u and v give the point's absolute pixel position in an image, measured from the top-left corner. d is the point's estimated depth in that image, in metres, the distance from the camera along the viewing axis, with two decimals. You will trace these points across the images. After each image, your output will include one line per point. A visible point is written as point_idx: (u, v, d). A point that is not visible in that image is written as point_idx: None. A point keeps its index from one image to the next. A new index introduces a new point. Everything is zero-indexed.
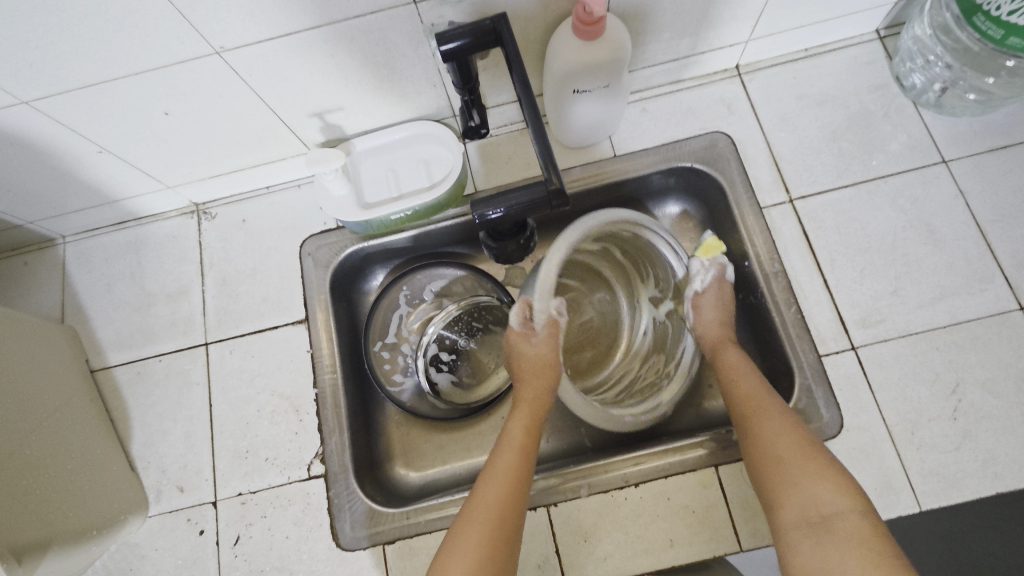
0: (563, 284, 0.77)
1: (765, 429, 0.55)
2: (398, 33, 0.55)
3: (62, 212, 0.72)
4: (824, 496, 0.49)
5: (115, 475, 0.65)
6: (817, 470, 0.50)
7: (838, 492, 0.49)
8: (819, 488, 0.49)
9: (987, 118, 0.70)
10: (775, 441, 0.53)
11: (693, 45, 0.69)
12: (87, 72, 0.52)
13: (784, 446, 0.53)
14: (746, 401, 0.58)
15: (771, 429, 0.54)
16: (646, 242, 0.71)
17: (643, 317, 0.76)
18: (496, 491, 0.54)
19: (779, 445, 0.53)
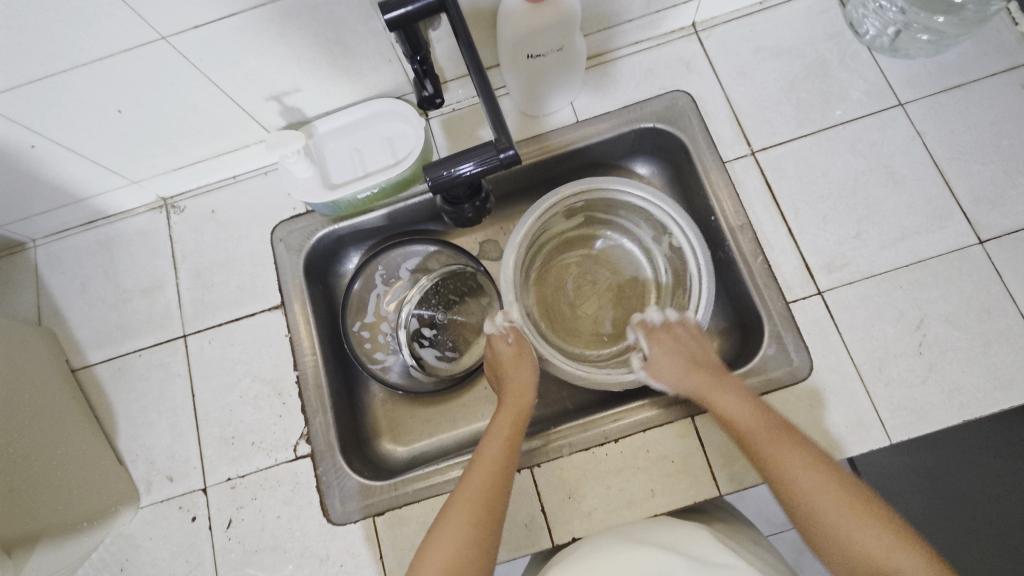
0: (564, 264, 0.78)
1: (807, 490, 0.51)
2: (345, 7, 0.55)
3: (29, 215, 0.72)
4: (895, 558, 0.46)
5: (104, 469, 0.66)
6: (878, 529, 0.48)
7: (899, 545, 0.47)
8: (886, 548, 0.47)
9: (941, 59, 0.71)
10: (823, 507, 0.50)
11: (647, 4, 0.69)
12: (32, 65, 0.52)
13: (834, 509, 0.49)
14: (772, 459, 0.53)
15: (815, 490, 0.51)
16: (606, 196, 0.72)
17: (658, 257, 0.76)
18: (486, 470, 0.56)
19: (828, 508, 0.50)
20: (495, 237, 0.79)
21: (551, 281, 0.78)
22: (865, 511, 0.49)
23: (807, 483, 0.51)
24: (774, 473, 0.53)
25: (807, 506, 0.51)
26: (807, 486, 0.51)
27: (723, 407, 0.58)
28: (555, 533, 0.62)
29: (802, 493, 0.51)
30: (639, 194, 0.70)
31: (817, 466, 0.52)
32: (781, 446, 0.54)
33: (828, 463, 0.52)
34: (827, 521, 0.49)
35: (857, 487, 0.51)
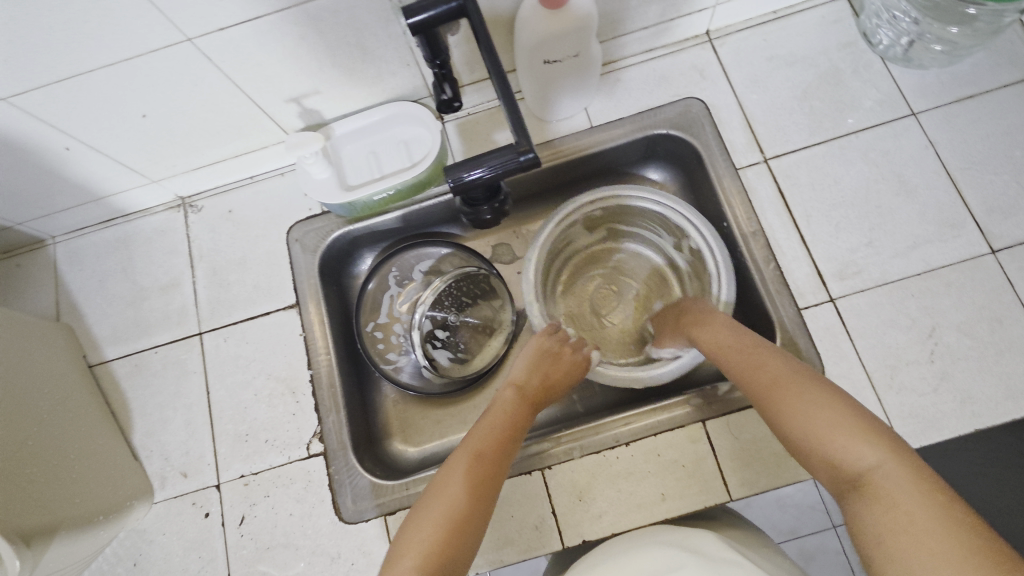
0: (589, 279, 0.79)
1: (779, 402, 0.49)
2: (367, 11, 0.56)
3: (51, 212, 0.73)
4: (860, 456, 0.43)
5: (119, 464, 0.67)
6: (852, 430, 0.45)
7: (871, 446, 0.43)
8: (854, 448, 0.44)
9: (954, 69, 0.72)
10: (798, 410, 0.48)
11: (662, 12, 0.70)
12: (61, 64, 0.53)
13: (806, 420, 0.47)
14: (748, 376, 0.53)
15: (785, 402, 0.49)
16: (620, 206, 0.73)
17: (683, 263, 0.76)
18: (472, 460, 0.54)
19: (801, 414, 0.47)
20: (507, 240, 0.80)
21: (575, 296, 0.79)
22: (845, 419, 0.45)
23: (798, 402, 0.48)
24: (752, 384, 0.52)
25: (777, 415, 0.49)
26: (777, 399, 0.50)
27: (717, 344, 0.57)
28: (566, 535, 0.63)
29: (781, 410, 0.49)
30: (651, 199, 0.71)
31: (796, 380, 0.50)
32: (757, 361, 0.53)
33: (820, 380, 0.49)
34: (799, 427, 0.47)
35: (842, 397, 0.47)
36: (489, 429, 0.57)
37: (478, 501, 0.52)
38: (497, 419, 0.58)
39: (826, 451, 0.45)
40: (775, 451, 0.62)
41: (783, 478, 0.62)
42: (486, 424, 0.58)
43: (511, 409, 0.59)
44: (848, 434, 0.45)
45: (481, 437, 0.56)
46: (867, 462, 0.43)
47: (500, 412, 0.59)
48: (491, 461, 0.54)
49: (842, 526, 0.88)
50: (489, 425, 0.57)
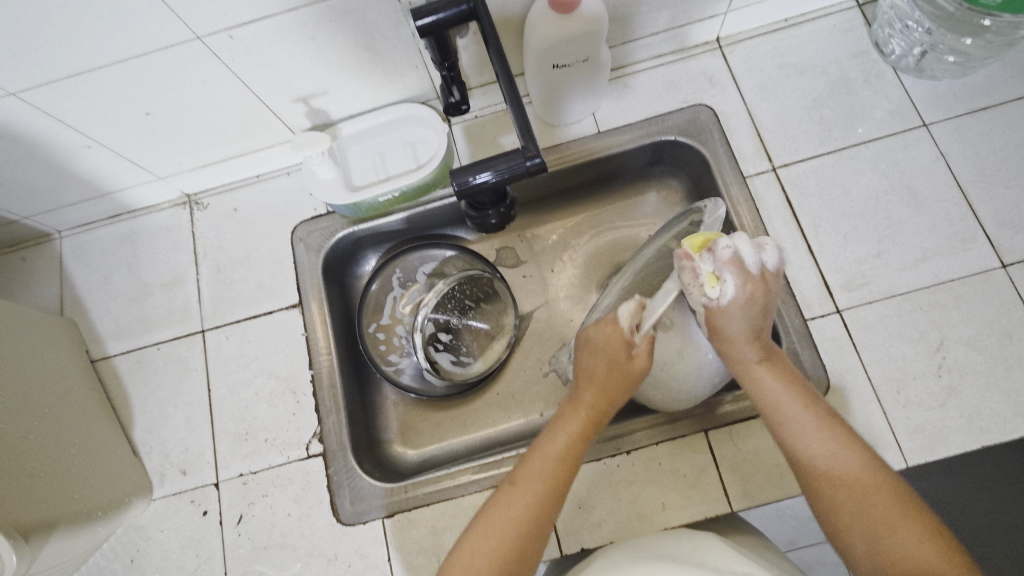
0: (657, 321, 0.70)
1: (819, 457, 0.49)
2: (377, 13, 0.56)
3: (57, 207, 0.73)
4: (892, 529, 0.44)
5: (119, 460, 0.67)
6: (881, 493, 0.45)
7: (902, 517, 0.44)
8: (889, 518, 0.44)
9: (968, 80, 0.71)
10: (836, 468, 0.48)
11: (672, 18, 0.69)
12: (71, 60, 0.53)
13: (843, 482, 0.47)
14: (786, 419, 0.51)
15: (824, 454, 0.48)
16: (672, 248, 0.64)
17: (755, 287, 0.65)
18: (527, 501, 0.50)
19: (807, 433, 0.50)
20: (512, 244, 0.80)
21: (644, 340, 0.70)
22: (882, 484, 0.46)
23: (815, 441, 0.49)
24: (787, 433, 0.51)
25: (816, 467, 0.49)
26: (813, 448, 0.49)
27: (760, 381, 0.54)
28: (564, 543, 0.62)
29: (815, 447, 0.49)
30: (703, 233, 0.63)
31: (833, 434, 0.49)
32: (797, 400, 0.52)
33: (855, 438, 0.49)
34: (836, 489, 0.47)
35: (877, 459, 0.48)
36: (544, 463, 0.52)
37: (531, 546, 0.49)
38: (553, 452, 0.53)
39: (854, 513, 0.46)
40: (778, 463, 0.62)
41: (785, 490, 0.61)
42: (540, 458, 0.53)
43: (570, 438, 0.54)
44: (882, 503, 0.45)
45: (536, 477, 0.51)
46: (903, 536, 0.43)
47: (557, 443, 0.54)
48: (537, 504, 0.50)
49: None
50: (545, 459, 0.53)
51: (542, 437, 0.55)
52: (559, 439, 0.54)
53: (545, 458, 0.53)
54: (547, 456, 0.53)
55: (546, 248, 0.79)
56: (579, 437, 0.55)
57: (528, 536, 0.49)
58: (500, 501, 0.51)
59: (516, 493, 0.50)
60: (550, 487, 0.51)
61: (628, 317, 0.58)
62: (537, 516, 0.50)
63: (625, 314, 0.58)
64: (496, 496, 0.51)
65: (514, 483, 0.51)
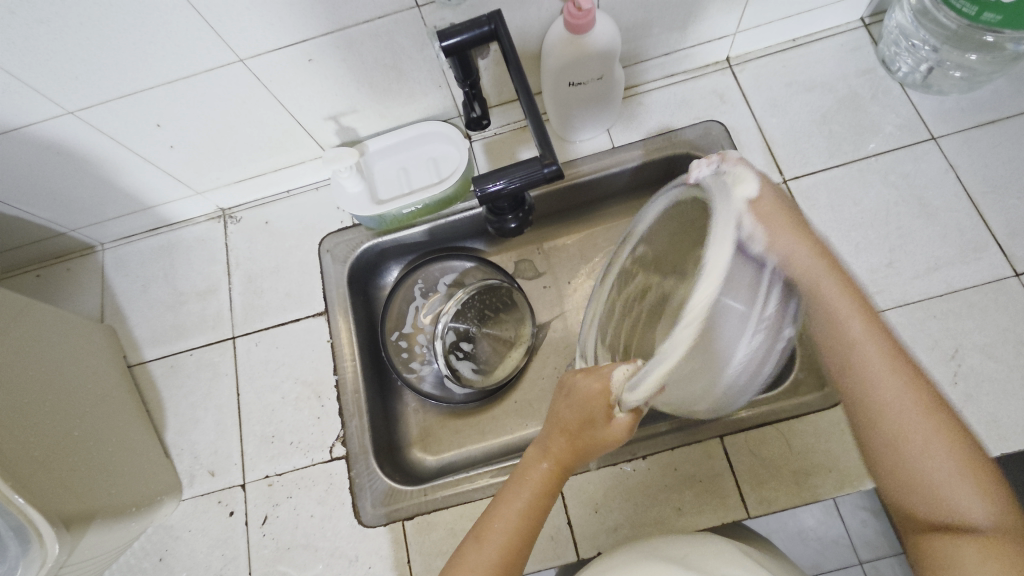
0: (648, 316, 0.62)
1: (893, 404, 0.44)
2: (404, 36, 0.60)
3: (102, 220, 0.78)
4: (964, 497, 0.41)
5: (152, 460, 0.69)
6: (962, 467, 0.42)
7: (965, 477, 0.41)
8: (959, 485, 0.41)
9: (974, 95, 0.73)
10: (907, 428, 0.43)
11: (683, 39, 0.73)
12: (126, 81, 0.58)
13: (913, 439, 0.43)
14: (860, 378, 0.46)
15: (899, 414, 0.44)
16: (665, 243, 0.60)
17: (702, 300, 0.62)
18: (500, 547, 0.50)
19: (893, 405, 0.44)
20: (530, 256, 0.83)
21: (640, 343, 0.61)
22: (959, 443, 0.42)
23: (901, 411, 0.44)
24: (852, 376, 0.47)
25: (880, 419, 0.45)
26: (884, 393, 0.45)
27: (817, 296, 0.50)
28: (580, 546, 0.63)
29: (890, 419, 0.44)
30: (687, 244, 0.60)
31: (911, 382, 0.45)
32: (871, 349, 0.47)
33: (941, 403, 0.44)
34: (898, 440, 0.44)
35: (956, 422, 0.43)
36: (506, 520, 0.51)
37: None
38: (517, 509, 0.51)
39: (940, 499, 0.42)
40: (795, 469, 0.62)
41: (802, 496, 0.61)
42: (505, 518, 0.51)
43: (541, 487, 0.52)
44: (965, 482, 0.41)
45: (504, 528, 0.51)
46: (977, 513, 0.41)
47: (519, 499, 0.52)
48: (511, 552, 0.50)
49: (868, 563, 0.85)
50: (510, 517, 0.51)
51: (505, 492, 0.53)
52: (530, 488, 0.52)
53: (511, 517, 0.51)
54: (518, 505, 0.52)
55: (563, 259, 0.82)
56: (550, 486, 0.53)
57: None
58: (469, 548, 0.50)
59: (482, 549, 0.49)
60: (515, 544, 0.50)
61: (621, 379, 0.46)
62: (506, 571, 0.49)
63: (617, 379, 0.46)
64: (470, 539, 0.51)
65: (477, 541, 0.51)
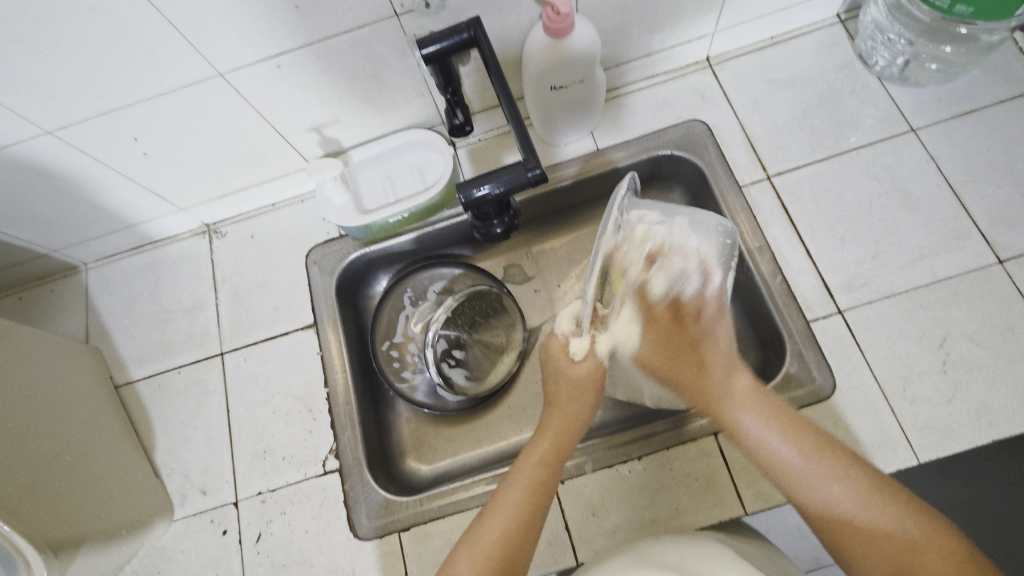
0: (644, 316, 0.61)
1: (776, 455, 0.51)
2: (384, 45, 0.60)
3: (84, 239, 0.77)
4: (866, 513, 0.46)
5: (142, 481, 0.68)
6: (864, 493, 0.47)
7: (867, 503, 0.46)
8: (860, 506, 0.46)
9: (951, 86, 0.74)
10: (811, 483, 0.49)
11: (663, 40, 0.73)
12: (103, 99, 0.57)
13: (821, 474, 0.49)
14: (740, 418, 0.55)
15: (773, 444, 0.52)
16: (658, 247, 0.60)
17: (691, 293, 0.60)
18: (504, 520, 0.51)
19: (768, 437, 0.52)
20: (518, 261, 0.83)
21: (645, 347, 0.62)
22: (856, 476, 0.48)
23: (780, 439, 0.52)
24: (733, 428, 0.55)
25: (798, 490, 0.50)
26: (755, 433, 0.53)
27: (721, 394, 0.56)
28: (579, 550, 0.63)
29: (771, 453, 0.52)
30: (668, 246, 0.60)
31: (789, 429, 0.52)
32: (780, 434, 0.52)
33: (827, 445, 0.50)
34: (811, 489, 0.49)
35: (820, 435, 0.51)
36: (512, 494, 0.53)
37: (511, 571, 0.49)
38: (519, 483, 0.54)
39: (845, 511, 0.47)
40: None
41: None
42: (510, 493, 0.53)
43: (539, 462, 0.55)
44: (862, 497, 0.46)
45: (509, 502, 0.52)
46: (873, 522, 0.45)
47: (522, 472, 0.54)
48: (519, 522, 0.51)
49: None
50: (515, 490, 0.53)
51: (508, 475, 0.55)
52: (530, 462, 0.55)
53: (516, 488, 0.53)
54: (521, 479, 0.54)
55: (552, 263, 0.82)
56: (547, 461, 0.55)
57: (508, 561, 0.49)
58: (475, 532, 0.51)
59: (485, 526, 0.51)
60: (522, 516, 0.52)
61: (568, 322, 0.64)
62: (515, 540, 0.50)
63: (563, 319, 0.64)
64: (476, 520, 0.52)
65: (484, 517, 0.52)
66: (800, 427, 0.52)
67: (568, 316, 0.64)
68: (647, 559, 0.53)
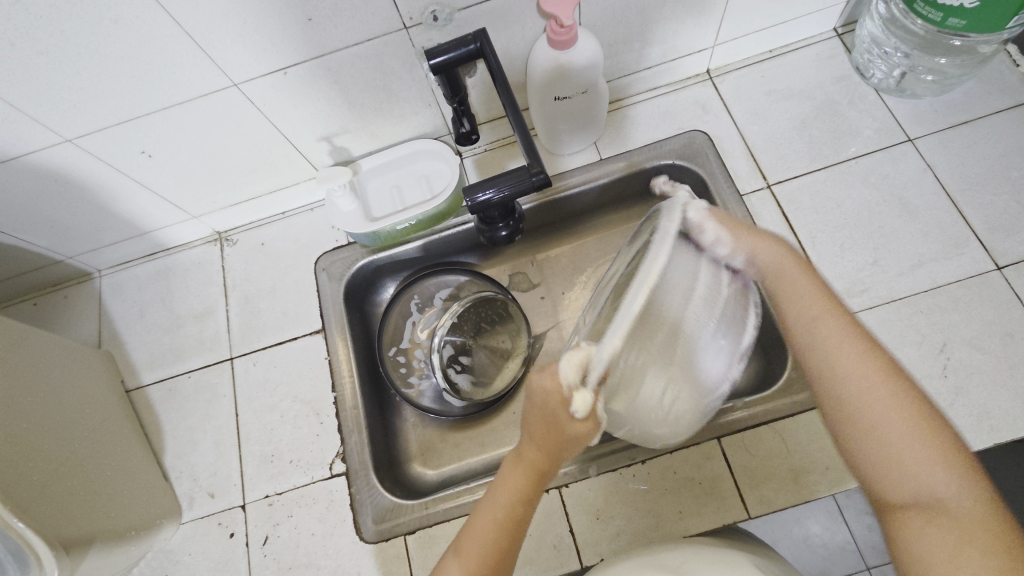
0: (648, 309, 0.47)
1: (854, 386, 0.45)
2: (394, 57, 0.62)
3: (99, 246, 0.79)
4: (925, 473, 0.41)
5: (151, 483, 0.69)
6: (940, 458, 0.41)
7: (963, 485, 0.40)
8: (924, 463, 0.41)
9: (947, 97, 0.75)
10: (889, 426, 0.42)
11: (663, 53, 0.75)
12: (122, 108, 0.59)
13: (894, 432, 0.42)
14: (836, 366, 0.46)
15: (859, 385, 0.44)
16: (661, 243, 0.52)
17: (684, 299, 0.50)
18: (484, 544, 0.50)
19: (858, 391, 0.44)
20: (523, 269, 0.84)
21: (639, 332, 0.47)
22: (927, 438, 0.42)
23: (860, 380, 0.45)
24: (822, 370, 0.47)
25: (846, 411, 0.45)
26: (848, 375, 0.45)
27: (817, 325, 0.48)
28: (583, 554, 0.63)
29: (854, 409, 0.44)
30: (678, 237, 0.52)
31: (886, 375, 0.44)
32: (865, 370, 0.45)
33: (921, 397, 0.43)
34: (885, 448, 0.42)
35: (919, 392, 0.44)
36: (483, 533, 0.51)
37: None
38: (498, 510, 0.51)
39: (912, 483, 0.41)
40: (793, 467, 0.63)
41: (801, 494, 0.62)
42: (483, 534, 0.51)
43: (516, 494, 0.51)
44: (933, 460, 0.41)
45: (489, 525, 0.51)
46: (942, 488, 0.40)
47: (496, 512, 0.51)
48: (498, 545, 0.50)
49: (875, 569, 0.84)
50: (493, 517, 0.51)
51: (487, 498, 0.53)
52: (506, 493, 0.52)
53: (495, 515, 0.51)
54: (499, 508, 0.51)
55: (556, 270, 0.83)
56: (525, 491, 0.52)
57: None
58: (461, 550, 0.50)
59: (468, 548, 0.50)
60: (497, 556, 0.50)
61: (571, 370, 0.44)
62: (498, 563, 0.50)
63: (567, 368, 0.44)
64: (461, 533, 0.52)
65: (457, 555, 0.50)
66: (898, 378, 0.44)
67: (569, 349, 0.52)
68: (647, 563, 0.53)
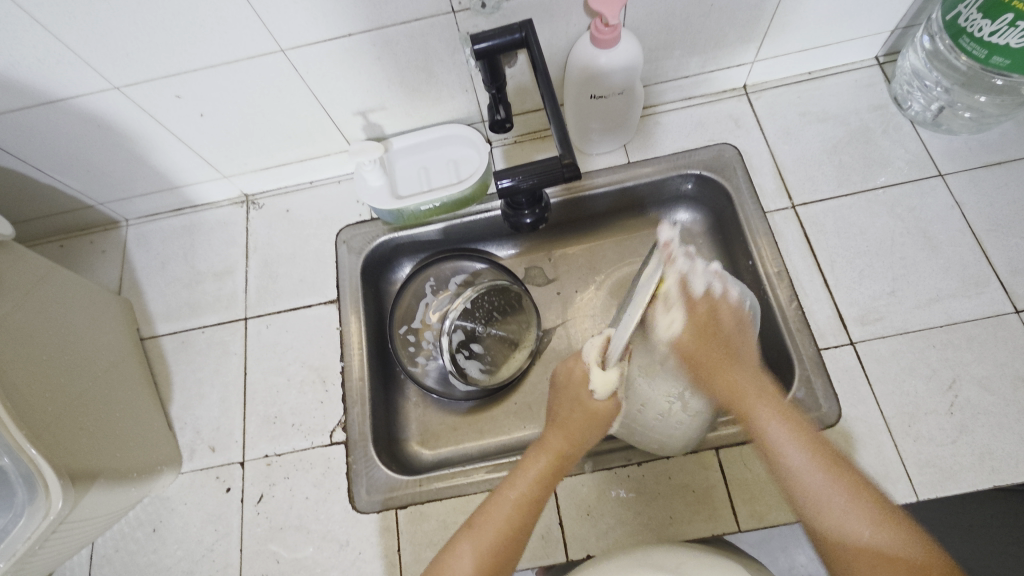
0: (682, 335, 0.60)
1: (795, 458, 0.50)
2: (438, 39, 0.63)
3: (130, 196, 0.81)
4: (851, 524, 0.45)
5: (156, 431, 0.71)
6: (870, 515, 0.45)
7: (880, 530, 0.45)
8: (848, 516, 0.46)
9: (983, 136, 0.75)
10: (823, 492, 0.47)
11: (703, 63, 0.76)
12: (171, 62, 0.61)
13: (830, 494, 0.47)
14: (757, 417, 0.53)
15: (793, 449, 0.50)
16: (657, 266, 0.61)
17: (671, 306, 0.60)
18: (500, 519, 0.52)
19: (797, 450, 0.50)
20: (539, 263, 0.85)
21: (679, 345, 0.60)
22: (866, 505, 0.46)
23: (794, 447, 0.50)
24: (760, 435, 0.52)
25: (797, 479, 0.49)
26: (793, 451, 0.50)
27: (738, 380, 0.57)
28: (570, 547, 0.63)
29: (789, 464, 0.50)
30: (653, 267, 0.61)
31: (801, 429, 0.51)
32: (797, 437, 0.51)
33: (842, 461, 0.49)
34: (825, 510, 0.47)
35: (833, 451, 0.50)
36: (503, 513, 0.53)
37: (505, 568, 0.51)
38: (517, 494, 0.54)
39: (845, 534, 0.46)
40: None
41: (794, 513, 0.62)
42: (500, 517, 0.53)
43: (529, 484, 0.55)
44: (865, 518, 0.45)
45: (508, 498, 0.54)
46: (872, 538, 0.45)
47: (514, 491, 0.54)
48: (511, 528, 0.52)
49: None
50: (511, 498, 0.54)
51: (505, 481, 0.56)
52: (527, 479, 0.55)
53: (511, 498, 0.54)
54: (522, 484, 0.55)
55: (571, 267, 0.84)
56: (540, 482, 0.55)
57: (502, 561, 0.51)
58: (481, 525, 0.52)
59: (488, 517, 0.53)
60: (511, 531, 0.52)
61: (594, 353, 0.57)
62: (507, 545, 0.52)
63: (591, 349, 0.58)
64: (480, 508, 0.54)
65: (471, 525, 0.53)
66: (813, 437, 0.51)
67: (595, 345, 0.58)
68: (639, 563, 0.53)
